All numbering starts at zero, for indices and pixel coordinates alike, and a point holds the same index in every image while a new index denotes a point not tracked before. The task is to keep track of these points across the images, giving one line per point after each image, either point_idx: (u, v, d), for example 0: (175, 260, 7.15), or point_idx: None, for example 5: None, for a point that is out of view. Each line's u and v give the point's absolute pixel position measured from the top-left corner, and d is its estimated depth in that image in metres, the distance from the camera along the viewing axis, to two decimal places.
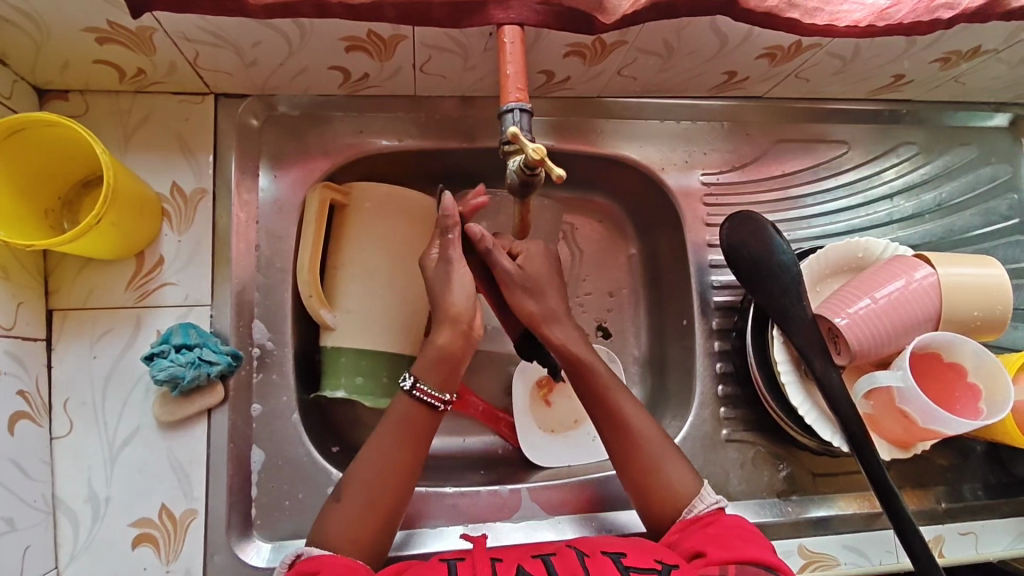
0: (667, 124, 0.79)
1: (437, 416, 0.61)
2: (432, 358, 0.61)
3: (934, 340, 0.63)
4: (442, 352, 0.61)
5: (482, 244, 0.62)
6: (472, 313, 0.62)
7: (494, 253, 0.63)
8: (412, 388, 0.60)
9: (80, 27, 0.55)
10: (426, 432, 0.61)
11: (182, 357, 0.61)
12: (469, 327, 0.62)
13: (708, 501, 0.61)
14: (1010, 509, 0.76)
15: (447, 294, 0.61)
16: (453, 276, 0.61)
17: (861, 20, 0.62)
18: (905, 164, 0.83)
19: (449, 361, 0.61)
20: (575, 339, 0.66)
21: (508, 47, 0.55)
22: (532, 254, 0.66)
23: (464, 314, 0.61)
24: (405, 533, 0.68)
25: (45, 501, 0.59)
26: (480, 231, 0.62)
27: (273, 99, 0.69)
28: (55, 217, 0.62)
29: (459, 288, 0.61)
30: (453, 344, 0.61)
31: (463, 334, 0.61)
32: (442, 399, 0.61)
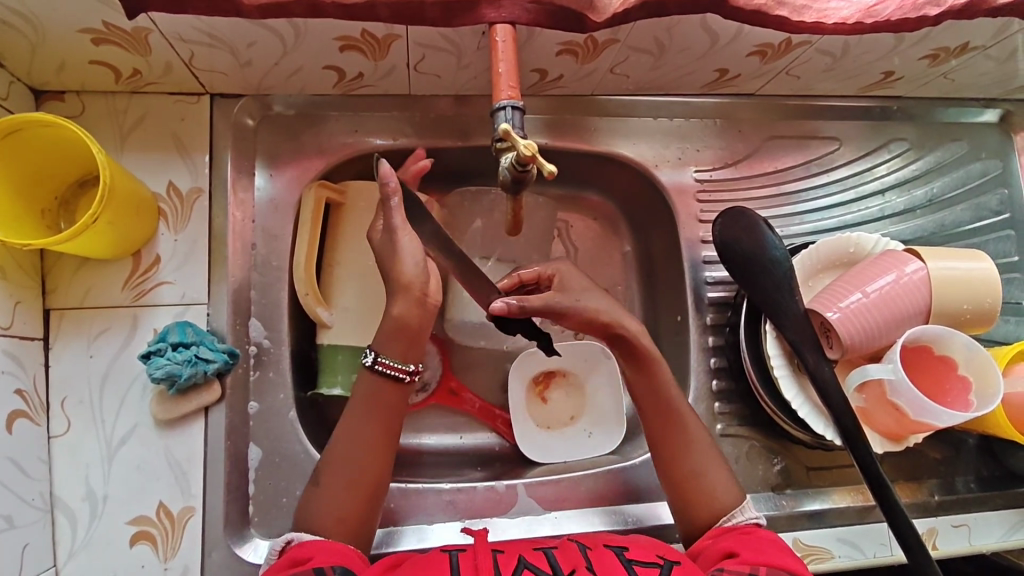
0: (660, 121, 0.79)
1: (403, 389, 0.61)
2: (388, 330, 0.60)
3: (925, 333, 0.63)
4: (399, 322, 0.60)
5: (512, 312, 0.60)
6: (424, 281, 0.60)
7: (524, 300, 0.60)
8: (373, 363, 0.60)
9: (76, 28, 0.55)
10: (394, 405, 0.61)
11: (179, 355, 0.61)
12: (424, 294, 0.60)
13: (747, 514, 0.60)
14: (1003, 501, 0.77)
15: (396, 264, 0.59)
16: (397, 245, 0.59)
17: (849, 18, 0.63)
18: (896, 159, 0.83)
19: (407, 332, 0.60)
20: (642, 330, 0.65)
21: (500, 46, 0.56)
22: (567, 273, 0.68)
23: (414, 281, 0.59)
24: (386, 530, 0.68)
25: (43, 500, 0.59)
26: (502, 304, 0.59)
27: (268, 99, 0.70)
28: (51, 217, 0.62)
29: (411, 257, 0.59)
30: (410, 314, 0.60)
31: (418, 302, 0.60)
32: (406, 370, 0.60)
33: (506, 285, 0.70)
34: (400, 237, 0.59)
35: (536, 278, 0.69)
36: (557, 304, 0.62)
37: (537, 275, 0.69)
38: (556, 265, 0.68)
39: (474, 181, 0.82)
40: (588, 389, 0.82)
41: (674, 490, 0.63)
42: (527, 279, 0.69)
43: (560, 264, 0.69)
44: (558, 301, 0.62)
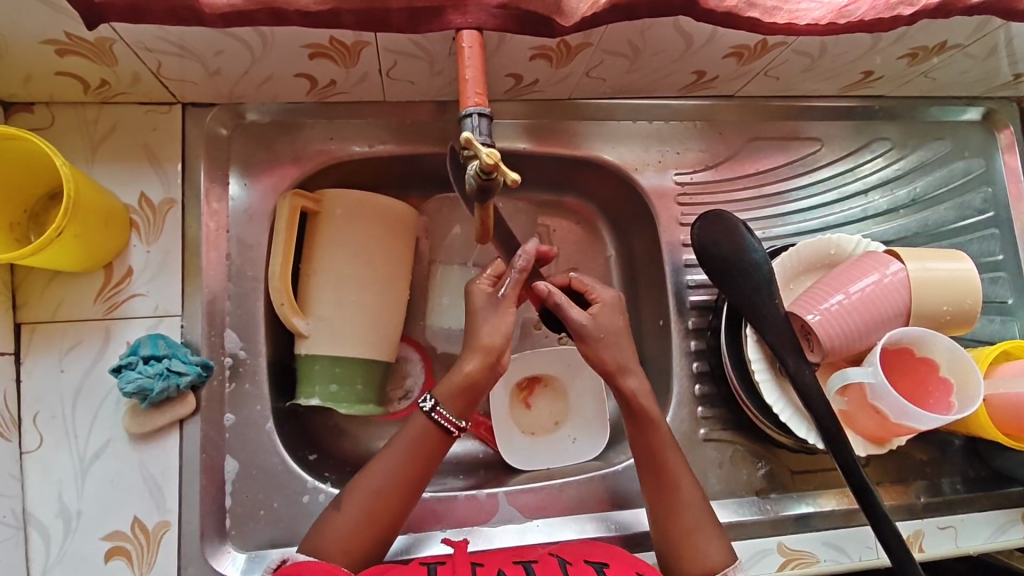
0: (640, 124, 0.79)
1: (448, 442, 0.62)
2: (455, 385, 0.61)
3: (906, 334, 0.63)
4: (468, 381, 0.61)
5: (550, 300, 0.63)
6: (503, 349, 0.61)
7: (564, 304, 0.62)
8: (431, 410, 0.61)
9: (38, 39, 0.55)
10: (435, 454, 0.61)
11: (150, 369, 0.61)
12: (497, 361, 0.61)
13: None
14: (990, 502, 0.76)
15: (482, 325, 0.61)
16: (497, 314, 0.61)
17: (821, 18, 0.62)
18: (880, 159, 0.83)
19: (471, 391, 0.61)
20: (645, 390, 0.64)
21: (467, 51, 0.55)
22: (608, 305, 0.65)
23: (495, 347, 0.61)
24: (409, 537, 0.68)
25: (15, 516, 0.59)
26: (546, 286, 0.63)
27: (241, 108, 0.69)
28: (21, 231, 0.62)
29: (491, 321, 0.61)
30: (478, 374, 0.61)
31: (490, 366, 0.61)
32: (457, 425, 0.61)
33: (556, 282, 0.69)
34: (499, 307, 0.61)
35: (584, 291, 0.67)
36: (588, 332, 0.63)
37: (587, 289, 0.67)
38: (602, 292, 0.66)
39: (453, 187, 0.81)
40: (571, 394, 0.82)
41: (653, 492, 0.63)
42: (576, 287, 0.67)
43: (609, 292, 0.66)
44: (588, 327, 0.63)
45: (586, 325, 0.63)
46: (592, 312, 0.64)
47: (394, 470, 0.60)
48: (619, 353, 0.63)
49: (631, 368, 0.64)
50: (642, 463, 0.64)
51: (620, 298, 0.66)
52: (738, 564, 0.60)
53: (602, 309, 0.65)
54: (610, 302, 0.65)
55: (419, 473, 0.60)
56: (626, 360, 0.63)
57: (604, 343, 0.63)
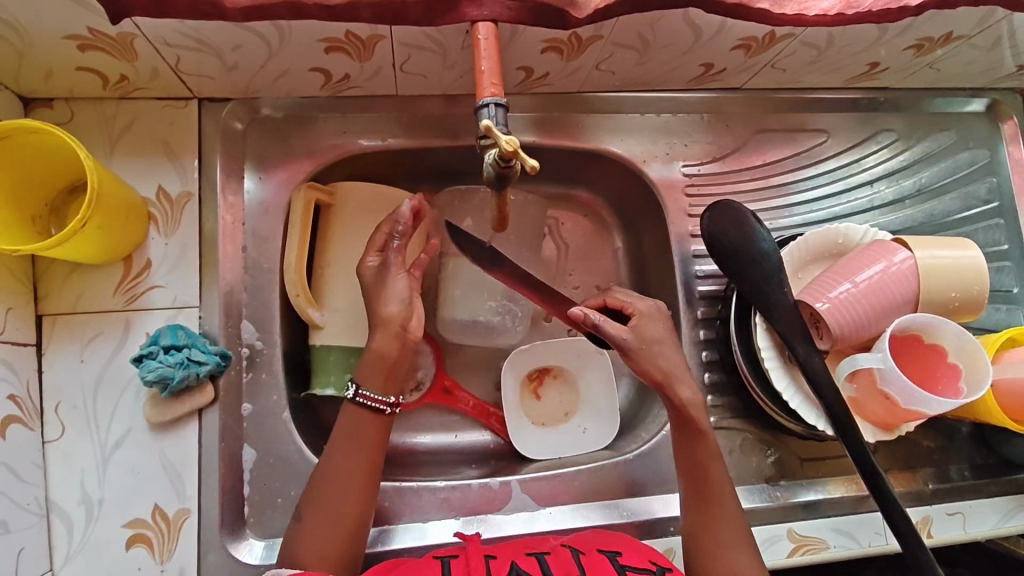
0: (648, 117, 0.80)
1: (385, 422, 0.62)
2: (369, 363, 0.61)
3: (915, 321, 0.64)
4: (379, 355, 0.61)
5: (587, 322, 0.64)
6: (406, 316, 0.62)
7: (603, 322, 0.63)
8: (356, 395, 0.61)
9: (61, 35, 0.56)
10: (377, 439, 0.61)
11: (171, 358, 0.62)
12: (403, 329, 0.62)
13: None
14: (998, 489, 0.77)
15: (382, 301, 0.62)
16: (389, 285, 0.62)
17: (830, 9, 0.63)
18: (885, 150, 0.84)
19: (386, 364, 0.61)
20: (696, 403, 0.63)
21: (482, 43, 0.56)
22: (647, 315, 0.66)
23: (396, 316, 0.61)
24: (379, 529, 0.68)
25: (38, 504, 0.60)
26: (580, 309, 0.64)
27: (256, 102, 0.70)
28: (42, 224, 0.63)
29: (389, 293, 0.62)
30: (388, 346, 0.61)
31: (398, 335, 0.61)
32: (387, 401, 0.61)
33: (591, 305, 0.70)
34: (388, 274, 0.62)
35: (620, 307, 0.68)
36: (631, 345, 0.63)
37: (623, 305, 0.67)
38: (640, 303, 0.67)
39: (463, 180, 0.82)
40: (581, 384, 0.83)
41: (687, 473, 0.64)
42: (612, 306, 0.68)
43: (648, 303, 0.67)
44: (630, 341, 0.63)
45: (630, 340, 0.63)
46: (634, 325, 0.65)
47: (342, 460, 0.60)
48: (664, 362, 0.63)
49: (678, 378, 0.63)
50: (682, 465, 0.65)
51: (660, 309, 0.67)
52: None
53: (641, 320, 0.65)
54: (647, 313, 0.66)
55: (367, 458, 0.60)
56: (672, 369, 0.63)
57: (648, 355, 0.63)
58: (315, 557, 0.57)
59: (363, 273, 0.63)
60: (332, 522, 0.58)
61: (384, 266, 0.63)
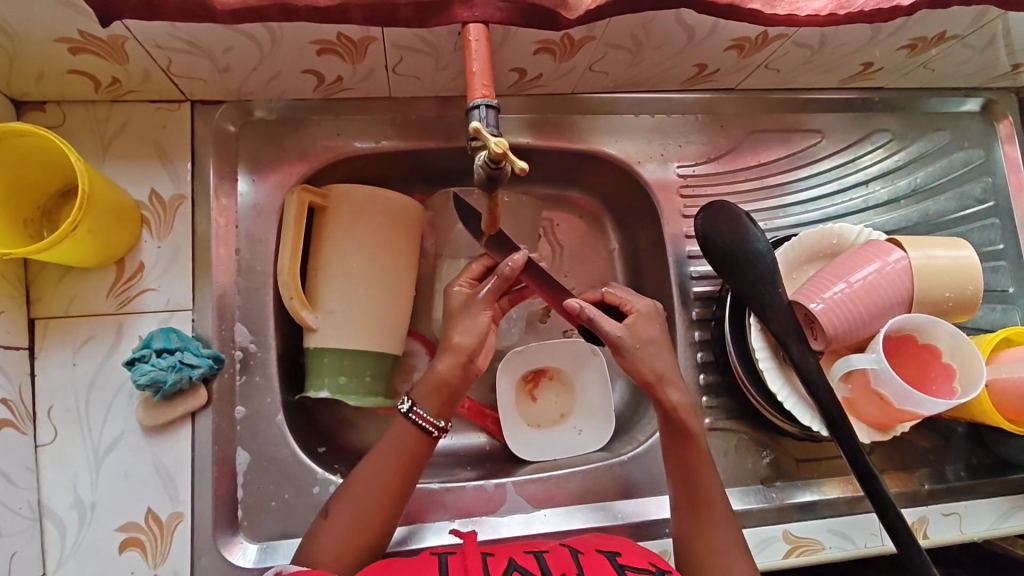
0: (642, 118, 0.80)
1: (428, 443, 0.62)
2: (431, 385, 0.61)
3: (909, 322, 0.64)
4: (440, 379, 0.61)
5: (582, 316, 0.63)
6: (477, 349, 0.61)
7: (597, 317, 0.62)
8: (408, 411, 0.61)
9: (52, 38, 0.56)
10: (416, 454, 0.61)
11: (163, 361, 0.62)
12: (471, 360, 0.61)
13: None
14: (994, 489, 0.77)
15: (454, 327, 0.62)
16: (467, 314, 0.62)
17: (822, 9, 0.63)
18: (880, 150, 0.84)
19: (446, 388, 0.61)
20: (686, 404, 0.64)
21: (473, 45, 0.56)
22: (643, 315, 0.65)
23: (467, 347, 0.61)
24: (407, 528, 0.69)
25: (31, 508, 0.60)
26: (575, 302, 0.63)
27: (249, 105, 0.70)
28: (34, 227, 0.63)
29: (465, 321, 0.62)
30: (452, 374, 0.61)
31: (464, 365, 0.61)
32: (437, 425, 0.61)
33: (590, 298, 0.69)
34: (475, 307, 0.62)
35: (618, 304, 0.67)
36: (624, 344, 0.63)
37: (621, 301, 0.67)
38: (638, 303, 0.66)
39: (458, 182, 0.82)
40: (577, 386, 0.82)
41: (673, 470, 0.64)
42: (609, 302, 0.68)
43: (647, 302, 0.67)
44: (624, 339, 0.63)
45: (623, 338, 0.63)
46: (630, 322, 0.64)
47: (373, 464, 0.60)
48: (659, 363, 0.63)
49: (671, 380, 0.63)
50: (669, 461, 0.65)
51: (660, 310, 0.67)
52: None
53: (638, 318, 0.65)
54: (645, 312, 0.66)
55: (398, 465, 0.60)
56: (666, 371, 0.63)
57: (641, 355, 0.63)
58: (308, 560, 0.56)
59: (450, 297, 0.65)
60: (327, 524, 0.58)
61: (473, 297, 0.63)
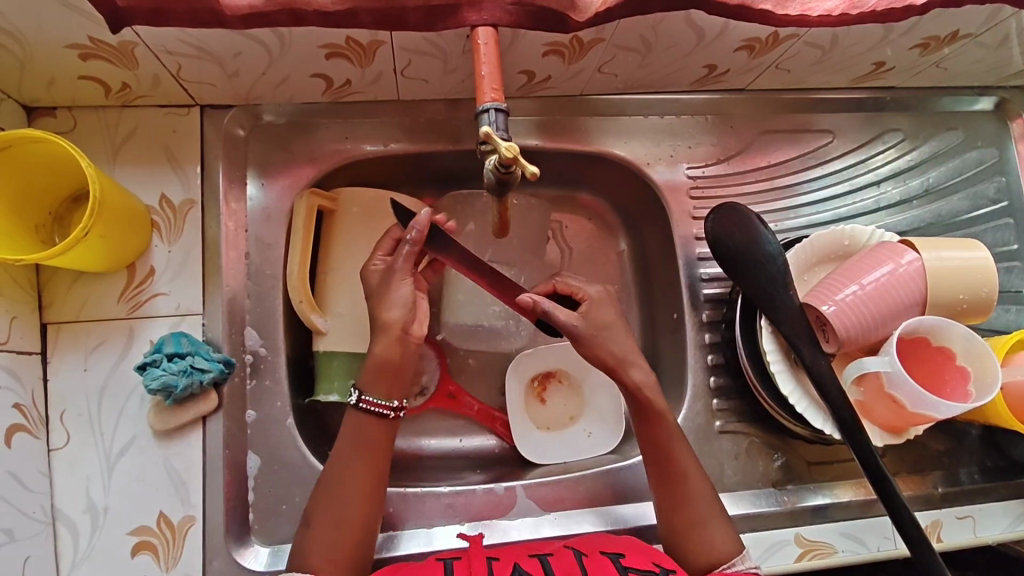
0: (652, 119, 0.79)
1: (388, 425, 0.61)
2: (373, 367, 0.61)
3: (922, 324, 0.63)
4: (381, 360, 0.61)
5: (537, 309, 0.61)
6: (407, 320, 0.61)
7: (553, 310, 0.61)
8: (357, 400, 0.61)
9: (63, 44, 0.56)
10: (381, 444, 0.61)
11: (174, 366, 0.62)
12: (405, 331, 0.61)
13: (748, 562, 0.60)
14: (1008, 492, 0.76)
15: (385, 304, 0.62)
16: (390, 291, 0.62)
17: (833, 9, 0.62)
18: (892, 150, 0.83)
19: (391, 368, 0.61)
20: (650, 382, 0.63)
21: (482, 48, 0.56)
22: (597, 301, 0.65)
23: (396, 320, 0.61)
24: (387, 534, 0.68)
25: (44, 513, 0.60)
26: (529, 296, 0.61)
27: (258, 109, 0.70)
28: (45, 233, 0.63)
29: (390, 298, 0.61)
30: (391, 351, 0.61)
31: (400, 339, 0.61)
32: (390, 406, 0.61)
33: (540, 291, 0.68)
34: (393, 278, 0.62)
35: (571, 293, 0.67)
36: (581, 332, 0.62)
37: (573, 290, 0.66)
38: (590, 288, 0.66)
39: (466, 184, 0.82)
40: (586, 388, 0.82)
41: (656, 464, 0.64)
42: (561, 291, 0.67)
43: (595, 287, 0.66)
44: (580, 328, 0.62)
45: (579, 326, 0.62)
46: (585, 311, 0.64)
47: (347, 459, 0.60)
48: (618, 345, 0.63)
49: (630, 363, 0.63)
50: (646, 452, 0.64)
51: (612, 294, 0.66)
52: (746, 554, 0.61)
53: (592, 306, 0.64)
54: (596, 298, 0.65)
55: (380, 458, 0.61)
56: (626, 353, 0.63)
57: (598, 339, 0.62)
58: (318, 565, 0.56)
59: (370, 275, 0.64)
60: (337, 526, 0.58)
61: (390, 269, 0.63)
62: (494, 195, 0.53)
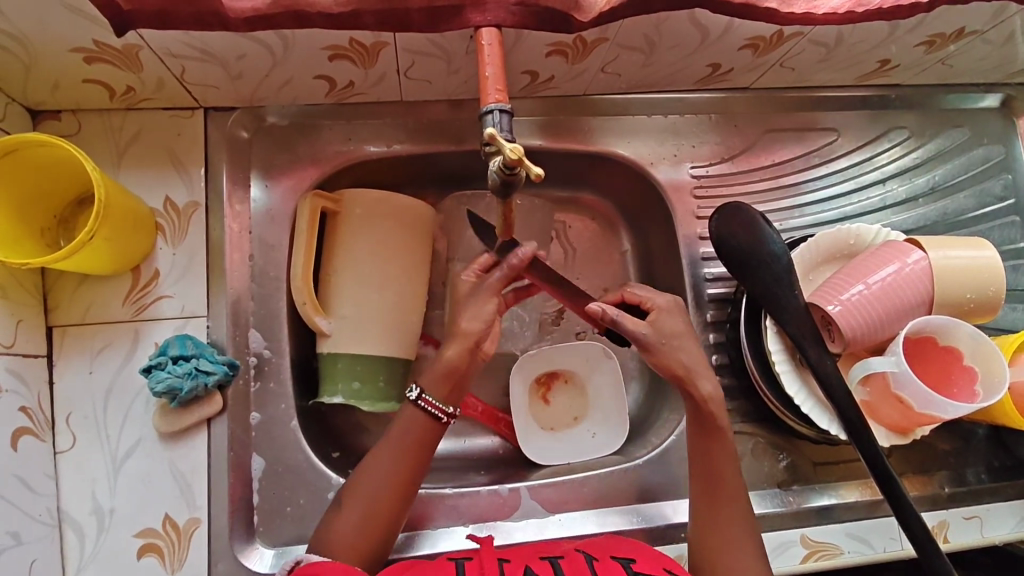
0: (655, 119, 0.79)
1: (438, 428, 0.62)
2: (438, 371, 0.61)
3: (929, 323, 0.63)
4: (449, 365, 0.61)
5: (604, 318, 0.62)
6: (483, 334, 0.61)
7: (620, 320, 0.61)
8: (417, 399, 0.61)
9: (67, 47, 0.56)
10: (425, 443, 0.61)
11: (179, 368, 0.62)
12: (478, 345, 0.61)
13: None
14: (1014, 491, 0.76)
15: (461, 314, 0.62)
16: (473, 305, 0.62)
17: (839, 7, 0.62)
18: (897, 148, 0.82)
19: (453, 374, 0.61)
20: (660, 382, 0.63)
21: (486, 50, 0.55)
22: (665, 310, 0.64)
23: (474, 332, 0.61)
24: (407, 534, 0.68)
25: (50, 515, 0.60)
26: (597, 306, 0.62)
27: (261, 111, 0.70)
28: (51, 236, 0.63)
29: (471, 309, 0.62)
30: (459, 358, 0.61)
31: (471, 350, 0.61)
32: (445, 410, 0.61)
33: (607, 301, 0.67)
34: (482, 295, 0.62)
35: (638, 303, 0.66)
36: (650, 342, 0.62)
37: (641, 300, 0.65)
38: (657, 297, 0.65)
39: (469, 185, 0.82)
40: (590, 389, 0.82)
41: (703, 468, 0.63)
42: (629, 301, 0.66)
43: (664, 296, 0.65)
44: (649, 336, 0.62)
45: (648, 335, 0.62)
46: (654, 320, 0.63)
47: (383, 468, 0.60)
48: (683, 356, 0.62)
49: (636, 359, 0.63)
50: (693, 453, 0.64)
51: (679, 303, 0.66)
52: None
53: (661, 315, 0.64)
54: (666, 307, 0.64)
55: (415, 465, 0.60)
56: (693, 363, 0.62)
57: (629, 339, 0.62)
58: None
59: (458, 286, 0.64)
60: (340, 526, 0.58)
61: (480, 287, 0.63)
62: (499, 194, 0.52)
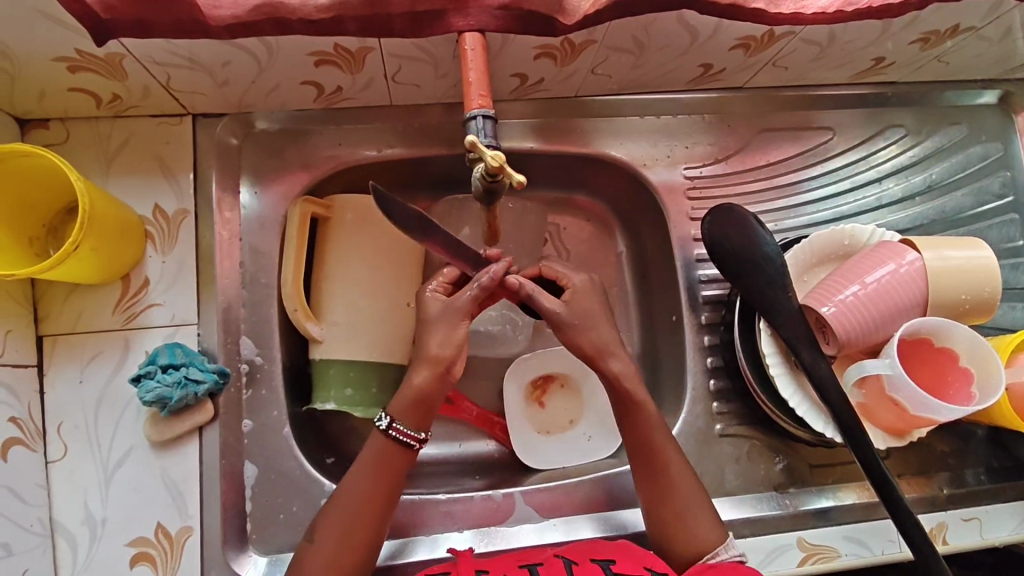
0: (648, 120, 0.78)
1: (411, 456, 0.62)
2: (408, 398, 0.60)
3: (924, 324, 0.62)
4: (418, 392, 0.60)
5: (522, 292, 0.62)
6: (453, 359, 0.60)
7: (535, 293, 0.62)
8: (388, 428, 0.60)
9: (50, 57, 0.56)
10: (397, 467, 0.61)
11: (168, 377, 0.62)
12: (448, 370, 0.60)
13: (732, 551, 0.59)
14: (1014, 493, 0.75)
15: (428, 338, 0.61)
16: (441, 328, 0.61)
17: (828, 7, 0.61)
18: (893, 146, 0.82)
19: (425, 402, 0.60)
20: (629, 372, 0.63)
21: (469, 54, 0.55)
22: (581, 290, 0.64)
23: (444, 356, 0.60)
24: (398, 542, 0.68)
25: (42, 525, 0.60)
26: (516, 278, 0.62)
27: (250, 117, 0.70)
28: (39, 246, 0.63)
29: (441, 332, 0.61)
30: (428, 385, 0.60)
31: (441, 375, 0.60)
32: (416, 438, 0.61)
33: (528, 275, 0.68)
34: (450, 318, 0.61)
35: (555, 279, 0.66)
36: (564, 321, 0.62)
37: (558, 276, 0.66)
38: (575, 276, 0.65)
39: (462, 188, 0.81)
40: (585, 392, 0.82)
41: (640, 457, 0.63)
42: (547, 275, 0.67)
43: (580, 275, 0.65)
44: (563, 316, 0.62)
45: (561, 314, 0.62)
46: (569, 299, 0.64)
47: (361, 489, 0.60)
48: (599, 336, 0.63)
49: (613, 351, 0.63)
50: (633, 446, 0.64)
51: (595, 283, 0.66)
52: (729, 542, 0.60)
53: (574, 294, 0.64)
54: (582, 287, 0.64)
55: (386, 485, 0.60)
56: (607, 344, 0.63)
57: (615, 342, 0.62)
58: None
59: (427, 305, 0.63)
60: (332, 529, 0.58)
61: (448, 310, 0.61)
62: (483, 201, 0.52)
